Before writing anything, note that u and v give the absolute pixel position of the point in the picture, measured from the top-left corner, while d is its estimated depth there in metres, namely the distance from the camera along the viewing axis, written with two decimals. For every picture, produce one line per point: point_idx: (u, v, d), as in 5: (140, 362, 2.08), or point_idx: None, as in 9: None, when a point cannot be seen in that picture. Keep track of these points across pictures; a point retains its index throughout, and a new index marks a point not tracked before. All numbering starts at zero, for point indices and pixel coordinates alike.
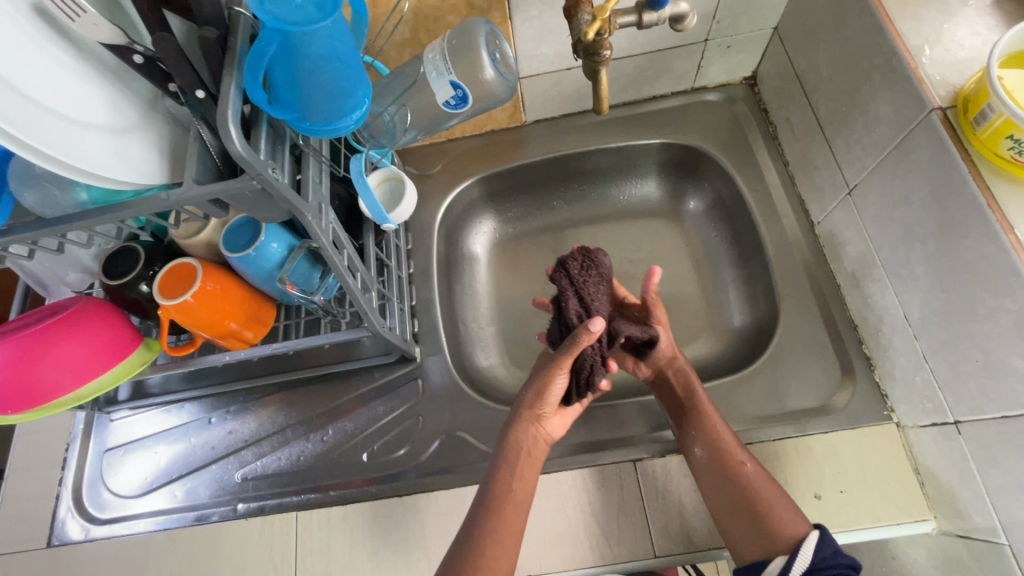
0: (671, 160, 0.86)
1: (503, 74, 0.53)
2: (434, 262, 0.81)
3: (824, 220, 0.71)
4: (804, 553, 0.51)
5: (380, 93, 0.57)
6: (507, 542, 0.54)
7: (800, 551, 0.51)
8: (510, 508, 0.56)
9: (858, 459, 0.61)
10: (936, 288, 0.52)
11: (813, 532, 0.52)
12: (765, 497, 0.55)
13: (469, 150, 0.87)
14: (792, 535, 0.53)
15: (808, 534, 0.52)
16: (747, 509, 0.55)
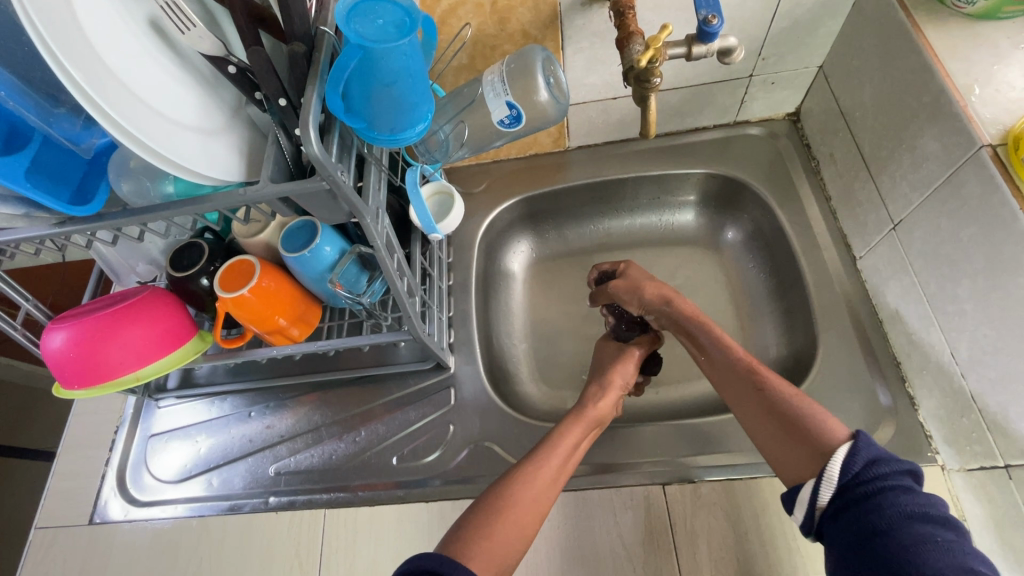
0: (711, 190, 0.87)
1: (556, 98, 0.56)
2: (473, 276, 0.84)
3: (867, 255, 0.70)
4: (834, 467, 0.50)
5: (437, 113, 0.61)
6: (540, 486, 0.58)
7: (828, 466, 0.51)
8: (547, 461, 0.60)
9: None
10: (985, 326, 0.52)
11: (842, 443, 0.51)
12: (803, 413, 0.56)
13: (513, 171, 0.91)
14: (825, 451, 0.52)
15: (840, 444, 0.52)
16: (790, 427, 0.56)
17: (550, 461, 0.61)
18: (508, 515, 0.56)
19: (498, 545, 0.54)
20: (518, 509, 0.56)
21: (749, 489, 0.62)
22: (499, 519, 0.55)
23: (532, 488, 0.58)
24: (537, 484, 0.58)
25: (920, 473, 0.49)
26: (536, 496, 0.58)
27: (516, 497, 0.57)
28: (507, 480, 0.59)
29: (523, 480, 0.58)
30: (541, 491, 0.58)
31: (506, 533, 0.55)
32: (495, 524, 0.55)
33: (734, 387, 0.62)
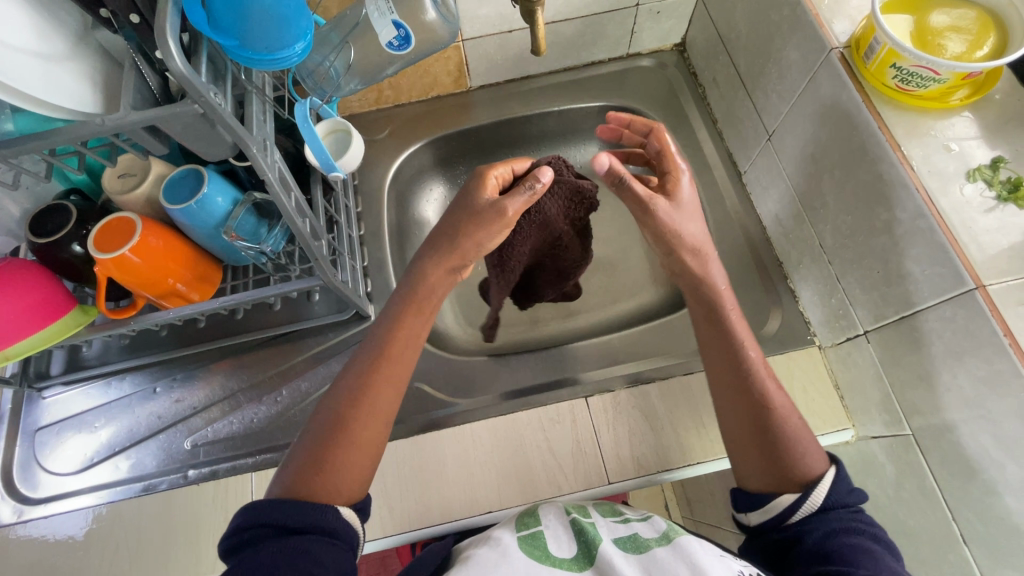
0: (611, 123, 0.91)
1: (445, 15, 0.54)
2: (385, 224, 0.82)
3: (749, 169, 0.76)
4: (818, 496, 0.48)
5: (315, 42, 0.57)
6: (390, 395, 0.54)
7: (812, 491, 0.49)
8: (395, 355, 0.55)
9: (785, 377, 0.67)
10: (843, 214, 0.58)
11: (830, 472, 0.50)
12: (795, 431, 0.51)
13: (416, 115, 0.89)
14: (806, 474, 0.50)
15: (825, 473, 0.50)
16: (768, 445, 0.51)
17: (398, 360, 0.55)
18: (354, 442, 0.50)
19: (350, 472, 0.49)
20: (364, 422, 0.51)
21: (661, 389, 0.68)
22: (351, 438, 0.50)
23: (385, 398, 0.53)
24: (386, 396, 0.53)
25: (880, 535, 0.46)
26: (384, 404, 0.53)
27: (365, 411, 0.52)
28: (349, 395, 0.53)
29: (362, 397, 0.52)
30: (391, 401, 0.54)
31: (353, 457, 0.50)
32: (341, 452, 0.50)
33: (729, 384, 0.55)
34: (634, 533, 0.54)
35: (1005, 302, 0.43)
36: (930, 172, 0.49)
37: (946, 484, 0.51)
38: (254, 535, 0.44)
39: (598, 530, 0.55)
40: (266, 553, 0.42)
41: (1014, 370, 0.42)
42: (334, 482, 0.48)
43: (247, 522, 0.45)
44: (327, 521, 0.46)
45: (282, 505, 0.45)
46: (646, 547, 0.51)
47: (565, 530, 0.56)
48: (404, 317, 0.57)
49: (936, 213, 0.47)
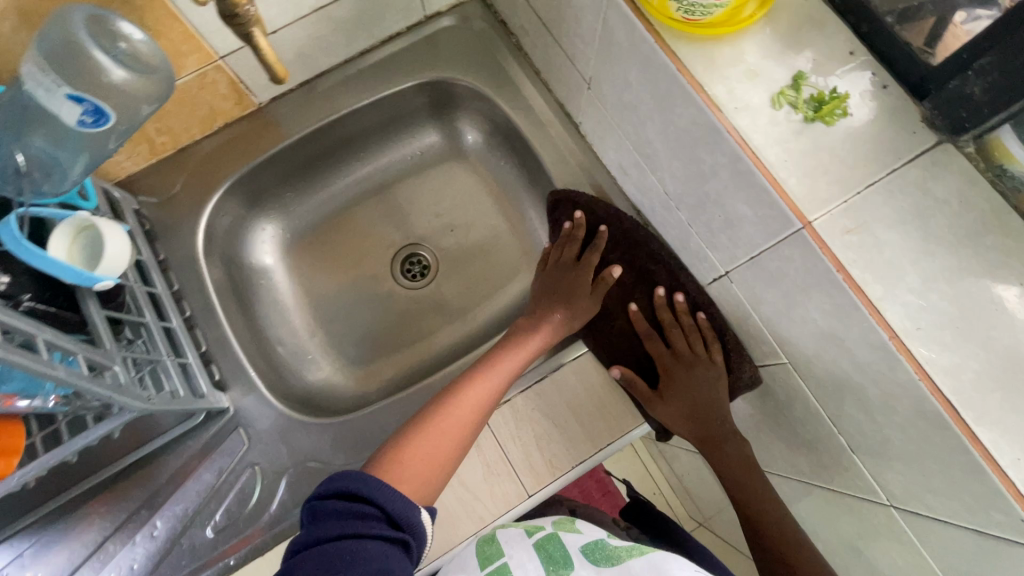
0: (433, 98, 0.82)
1: (141, 83, 0.43)
2: (214, 294, 0.71)
3: (583, 119, 0.70)
4: None
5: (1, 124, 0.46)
6: (462, 416, 0.58)
7: None
8: (497, 368, 0.63)
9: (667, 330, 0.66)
10: (673, 160, 0.55)
11: None
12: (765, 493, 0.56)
13: (210, 156, 0.76)
14: None
15: None
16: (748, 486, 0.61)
17: (480, 388, 0.61)
18: (420, 448, 0.55)
19: (413, 471, 0.54)
20: (461, 416, 0.58)
21: (554, 382, 0.66)
22: (450, 425, 0.57)
23: (455, 422, 0.58)
24: (455, 421, 0.58)
25: None
26: (453, 431, 0.57)
27: (435, 424, 0.57)
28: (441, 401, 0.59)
29: (517, 341, 0.66)
30: (462, 424, 0.58)
31: (441, 443, 0.56)
32: (408, 448, 0.55)
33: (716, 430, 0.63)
34: (601, 541, 0.55)
35: (831, 233, 0.42)
36: (736, 109, 0.45)
37: (826, 404, 0.52)
38: (350, 507, 0.47)
39: (564, 545, 0.55)
40: (354, 538, 0.44)
41: (852, 303, 0.41)
42: (421, 458, 0.55)
43: (338, 495, 0.48)
44: (414, 522, 0.49)
45: (383, 485, 0.49)
46: (617, 559, 0.51)
47: (530, 556, 0.54)
48: (501, 360, 0.64)
49: (752, 154, 0.44)
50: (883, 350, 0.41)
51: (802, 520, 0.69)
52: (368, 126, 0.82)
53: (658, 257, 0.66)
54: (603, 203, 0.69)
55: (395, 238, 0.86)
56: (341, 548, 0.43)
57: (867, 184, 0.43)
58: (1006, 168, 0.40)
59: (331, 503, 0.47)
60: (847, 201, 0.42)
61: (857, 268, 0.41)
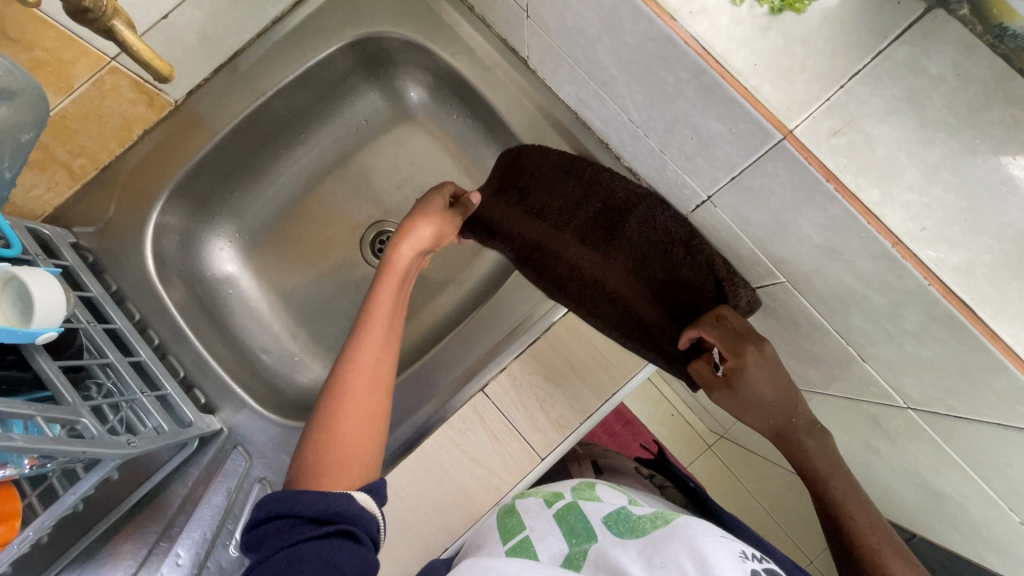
0: (363, 60, 0.74)
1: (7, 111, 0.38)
2: (179, 317, 0.68)
3: (529, 53, 0.63)
4: None
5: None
6: (365, 379, 0.55)
7: None
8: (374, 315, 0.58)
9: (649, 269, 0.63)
10: (633, 83, 0.49)
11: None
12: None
13: (137, 170, 0.69)
14: None
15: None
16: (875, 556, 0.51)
17: (370, 351, 0.56)
18: (343, 430, 0.52)
19: (341, 455, 0.51)
20: (363, 386, 0.54)
21: (548, 341, 0.63)
22: (353, 404, 0.53)
23: (357, 392, 0.54)
24: (359, 389, 0.54)
25: None
26: (359, 402, 0.53)
27: (344, 406, 0.53)
28: (334, 380, 0.55)
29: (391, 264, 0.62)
30: (366, 388, 0.54)
31: (355, 422, 0.52)
32: (328, 437, 0.51)
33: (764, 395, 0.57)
34: (623, 510, 0.52)
35: (816, 139, 0.37)
36: (693, 13, 0.39)
37: (831, 318, 0.49)
38: (279, 522, 0.45)
39: (586, 513, 0.53)
40: (286, 549, 0.43)
41: (848, 213, 0.37)
42: (342, 443, 0.51)
43: (263, 515, 0.46)
44: (350, 510, 0.47)
45: (296, 494, 0.46)
46: (641, 530, 0.49)
47: (552, 528, 0.53)
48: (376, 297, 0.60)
49: (716, 64, 0.38)
50: (888, 258, 0.37)
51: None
52: (298, 104, 0.74)
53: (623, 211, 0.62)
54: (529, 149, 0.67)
55: (358, 220, 0.81)
56: (278, 560, 0.42)
57: (851, 75, 0.37)
58: (1007, 27, 0.33)
59: (263, 526, 0.46)
60: (831, 98, 0.37)
61: (850, 174, 0.36)
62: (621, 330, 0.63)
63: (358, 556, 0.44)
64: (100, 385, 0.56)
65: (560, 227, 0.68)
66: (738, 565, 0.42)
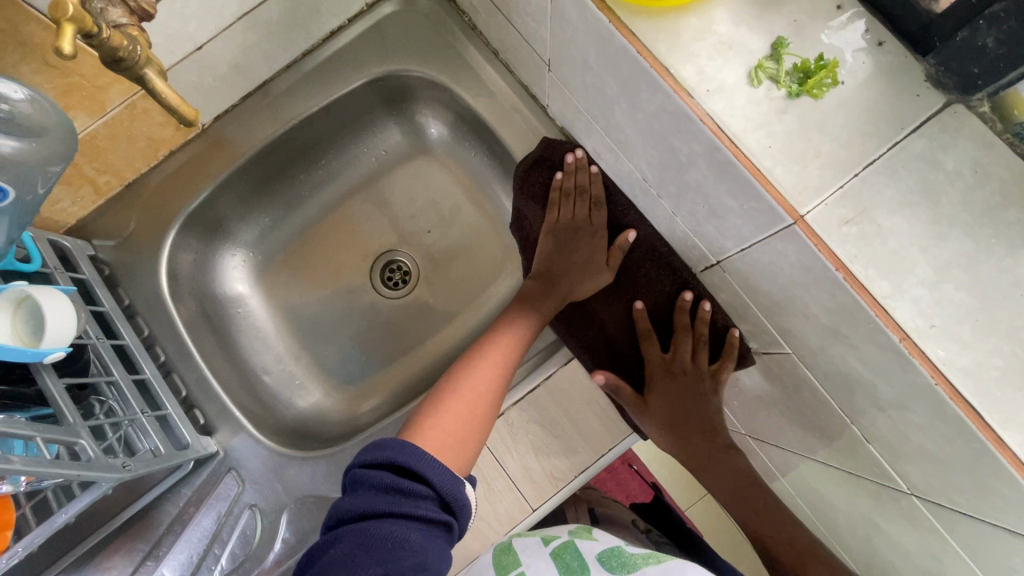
0: (389, 94, 0.75)
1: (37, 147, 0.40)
2: (187, 335, 0.68)
3: (549, 102, 0.64)
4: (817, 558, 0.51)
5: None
6: (485, 375, 0.57)
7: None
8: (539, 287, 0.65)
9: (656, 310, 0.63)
10: (648, 146, 0.49)
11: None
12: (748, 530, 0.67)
13: (159, 189, 0.71)
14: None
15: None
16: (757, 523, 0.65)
17: (501, 348, 0.60)
18: (445, 415, 0.53)
19: (450, 431, 0.52)
20: (474, 382, 0.56)
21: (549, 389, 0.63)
22: (459, 395, 0.55)
23: (465, 393, 0.55)
24: (474, 386, 0.56)
25: None
26: (472, 394, 0.55)
27: (455, 390, 0.55)
28: (466, 357, 0.59)
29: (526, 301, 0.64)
30: (488, 381, 0.56)
31: (456, 411, 0.54)
32: (435, 418, 0.53)
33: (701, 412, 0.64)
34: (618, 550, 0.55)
35: (827, 227, 0.37)
36: (709, 92, 0.39)
37: (836, 396, 0.48)
38: (395, 481, 0.44)
39: (582, 552, 0.55)
40: (399, 519, 0.42)
41: (856, 303, 0.37)
42: (443, 432, 0.52)
43: (385, 462, 0.45)
44: (460, 501, 0.47)
45: (427, 458, 0.46)
46: (634, 566, 0.52)
47: (549, 567, 0.54)
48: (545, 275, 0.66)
49: (731, 143, 0.38)
50: (894, 351, 0.36)
51: (817, 496, 0.67)
52: (322, 132, 0.76)
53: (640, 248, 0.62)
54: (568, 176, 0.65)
55: (370, 247, 0.82)
56: (385, 533, 0.41)
57: (866, 164, 0.37)
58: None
59: (380, 473, 0.45)
60: (844, 187, 0.37)
61: (859, 265, 0.36)
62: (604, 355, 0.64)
63: (447, 559, 0.43)
64: (103, 403, 0.56)
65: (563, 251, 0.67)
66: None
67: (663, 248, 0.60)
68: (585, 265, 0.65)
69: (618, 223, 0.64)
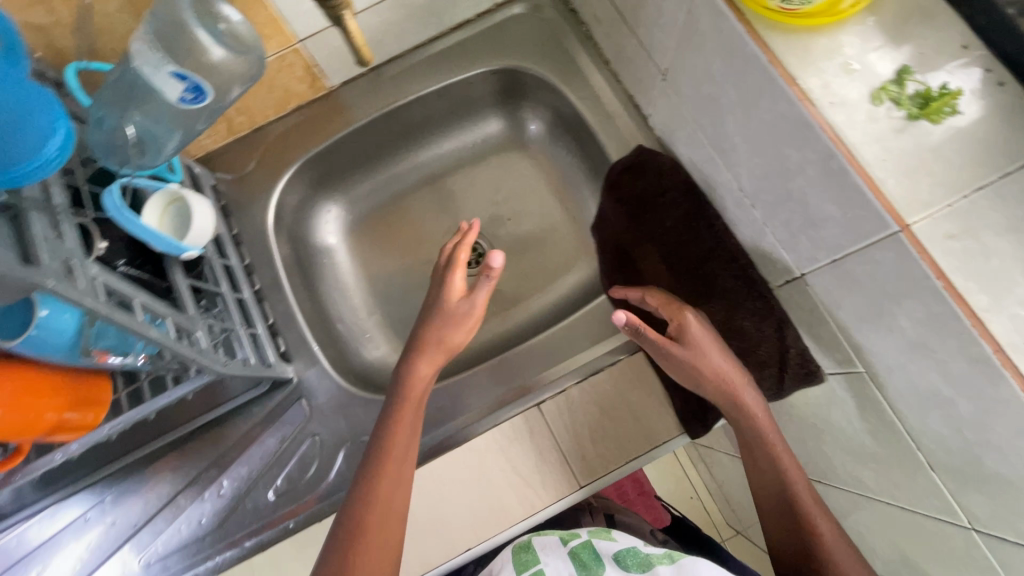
0: (500, 86, 0.82)
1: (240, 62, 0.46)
2: (283, 270, 0.74)
3: (653, 112, 0.69)
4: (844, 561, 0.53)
5: (111, 100, 0.50)
6: (402, 450, 0.57)
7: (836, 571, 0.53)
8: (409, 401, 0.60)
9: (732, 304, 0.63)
10: (754, 154, 0.53)
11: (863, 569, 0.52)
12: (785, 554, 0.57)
13: (282, 137, 0.78)
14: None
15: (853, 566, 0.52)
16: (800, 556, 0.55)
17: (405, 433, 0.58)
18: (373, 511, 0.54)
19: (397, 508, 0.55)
20: (388, 478, 0.56)
21: (612, 375, 0.65)
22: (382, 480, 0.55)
23: (393, 484, 0.56)
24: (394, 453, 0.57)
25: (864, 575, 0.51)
26: (403, 475, 0.57)
27: (384, 479, 0.56)
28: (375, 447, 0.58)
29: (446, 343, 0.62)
30: (406, 445, 0.58)
31: (397, 495, 0.56)
32: (370, 502, 0.54)
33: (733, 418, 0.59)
34: (632, 548, 0.55)
35: (932, 238, 0.39)
36: (833, 104, 0.42)
37: (906, 417, 0.49)
38: None
39: (597, 550, 0.55)
40: None
41: (952, 313, 0.39)
42: (385, 511, 0.55)
43: None
44: None
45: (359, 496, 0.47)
46: (649, 566, 0.53)
47: (566, 565, 0.54)
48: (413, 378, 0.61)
49: (847, 150, 0.42)
50: (985, 363, 0.38)
51: (858, 533, 0.68)
52: (432, 112, 0.82)
53: (722, 244, 0.64)
54: (662, 166, 0.68)
55: (452, 224, 0.87)
56: None
57: (977, 187, 0.40)
58: None
59: None
60: (953, 204, 0.39)
61: (960, 276, 0.38)
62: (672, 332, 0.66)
63: None
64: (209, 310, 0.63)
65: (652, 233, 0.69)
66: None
67: (745, 261, 0.62)
68: (678, 243, 0.68)
69: (705, 215, 0.66)
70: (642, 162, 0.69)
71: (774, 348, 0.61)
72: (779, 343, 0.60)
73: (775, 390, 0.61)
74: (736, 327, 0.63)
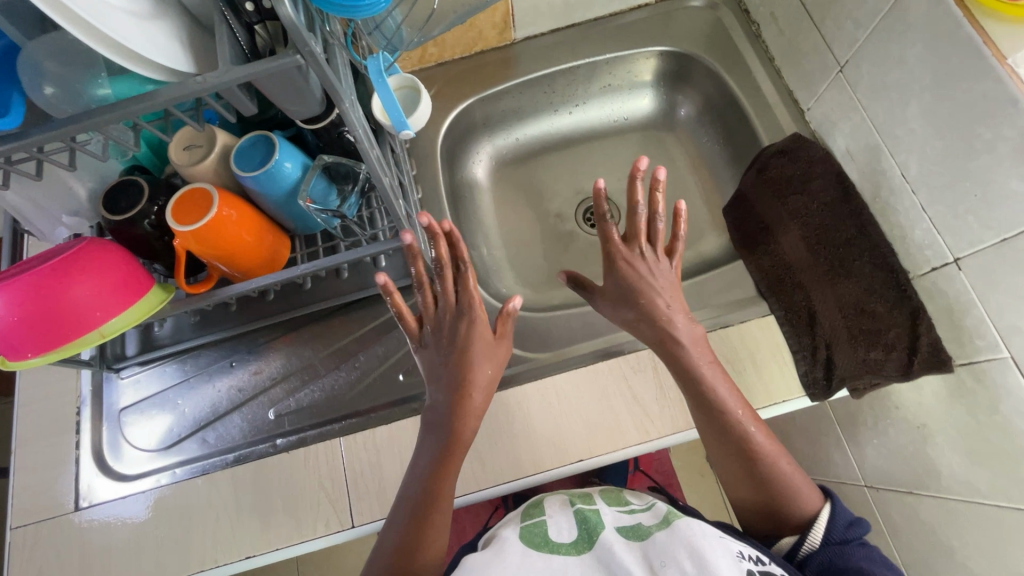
0: (662, 67, 0.89)
1: None
2: (442, 187, 0.82)
3: (814, 106, 0.75)
4: (819, 532, 0.54)
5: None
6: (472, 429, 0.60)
7: (809, 532, 0.54)
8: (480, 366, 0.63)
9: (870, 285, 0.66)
10: (934, 138, 0.58)
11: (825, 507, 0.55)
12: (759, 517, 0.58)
13: (461, 74, 0.87)
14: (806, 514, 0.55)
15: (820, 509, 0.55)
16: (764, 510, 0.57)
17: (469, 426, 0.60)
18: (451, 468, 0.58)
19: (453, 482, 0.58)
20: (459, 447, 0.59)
21: (739, 332, 0.69)
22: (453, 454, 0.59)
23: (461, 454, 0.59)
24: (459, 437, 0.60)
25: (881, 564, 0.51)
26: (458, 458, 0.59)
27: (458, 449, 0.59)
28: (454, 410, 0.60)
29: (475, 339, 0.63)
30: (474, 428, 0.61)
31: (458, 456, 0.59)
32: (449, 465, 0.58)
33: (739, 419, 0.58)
34: (638, 522, 0.54)
35: None
36: None
37: None
38: None
39: (602, 517, 0.55)
40: None
41: None
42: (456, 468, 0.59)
43: None
44: None
45: None
46: (646, 534, 0.51)
47: (568, 520, 0.55)
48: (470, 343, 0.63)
49: None
50: None
51: (945, 529, 0.69)
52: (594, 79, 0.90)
53: (867, 229, 0.68)
54: (812, 150, 0.73)
55: (585, 185, 0.93)
56: None
57: None
58: None
59: None
60: None
61: None
62: (799, 305, 0.69)
63: None
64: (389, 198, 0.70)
65: (792, 215, 0.73)
66: (736, 565, 0.46)
67: (887, 247, 0.66)
68: (816, 226, 0.71)
69: (848, 201, 0.70)
70: (791, 147, 0.74)
71: (910, 329, 0.63)
72: (913, 324, 0.63)
73: (905, 368, 0.63)
74: (869, 307, 0.66)
